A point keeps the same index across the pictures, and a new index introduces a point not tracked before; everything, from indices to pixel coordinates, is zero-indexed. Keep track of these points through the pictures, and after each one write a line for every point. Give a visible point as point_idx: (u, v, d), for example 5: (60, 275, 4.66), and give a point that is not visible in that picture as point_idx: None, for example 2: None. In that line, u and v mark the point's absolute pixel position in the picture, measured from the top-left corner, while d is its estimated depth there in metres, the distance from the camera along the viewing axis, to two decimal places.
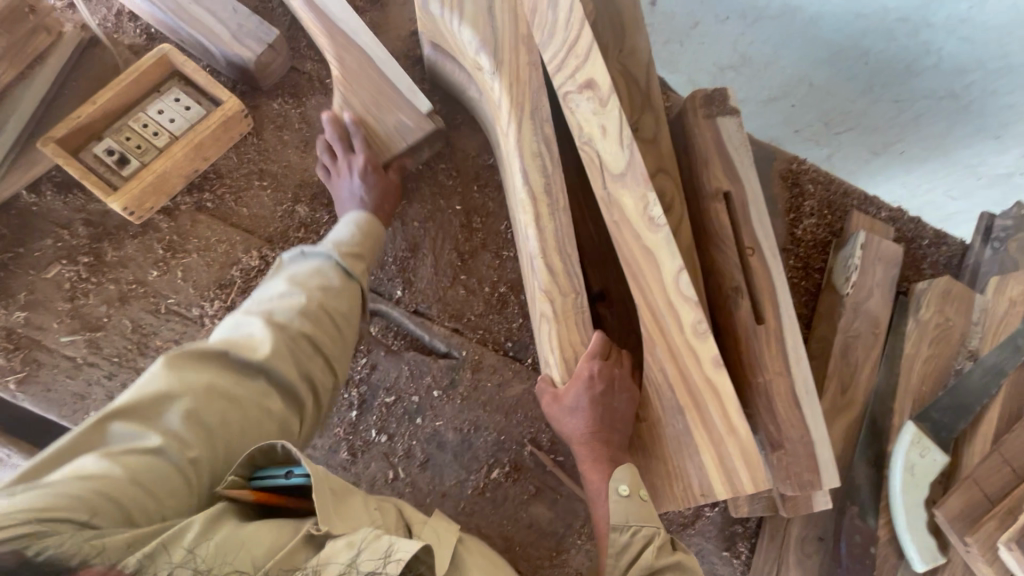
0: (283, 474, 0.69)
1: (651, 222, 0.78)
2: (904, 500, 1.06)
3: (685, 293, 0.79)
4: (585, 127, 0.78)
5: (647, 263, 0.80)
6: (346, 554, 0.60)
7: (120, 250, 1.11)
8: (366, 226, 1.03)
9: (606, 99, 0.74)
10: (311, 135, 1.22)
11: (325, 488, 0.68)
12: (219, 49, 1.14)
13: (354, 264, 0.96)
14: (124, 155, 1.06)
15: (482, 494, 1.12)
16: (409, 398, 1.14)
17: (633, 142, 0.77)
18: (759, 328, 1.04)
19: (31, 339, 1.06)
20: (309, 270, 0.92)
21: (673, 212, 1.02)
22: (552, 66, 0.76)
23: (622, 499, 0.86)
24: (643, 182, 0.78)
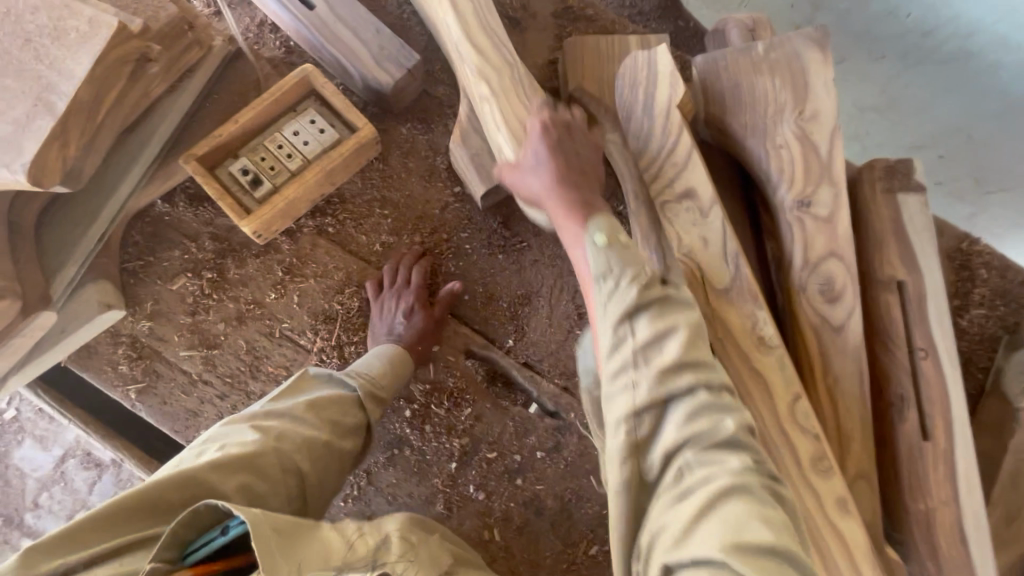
0: (219, 532, 0.73)
1: (760, 340, 0.84)
2: None
3: (803, 423, 0.81)
4: (685, 237, 0.89)
5: (760, 388, 0.83)
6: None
7: (242, 268, 1.10)
8: (397, 360, 1.03)
9: (707, 208, 0.88)
10: (436, 164, 1.17)
11: (266, 536, 0.70)
12: (358, 71, 1.10)
13: (377, 390, 0.99)
14: (258, 176, 1.04)
15: (577, 570, 1.05)
16: (511, 457, 1.08)
17: (737, 255, 0.86)
18: (927, 446, 0.90)
19: (152, 350, 1.07)
20: (327, 395, 0.96)
21: (840, 303, 0.89)
22: (651, 178, 0.94)
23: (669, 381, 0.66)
24: (751, 299, 0.85)
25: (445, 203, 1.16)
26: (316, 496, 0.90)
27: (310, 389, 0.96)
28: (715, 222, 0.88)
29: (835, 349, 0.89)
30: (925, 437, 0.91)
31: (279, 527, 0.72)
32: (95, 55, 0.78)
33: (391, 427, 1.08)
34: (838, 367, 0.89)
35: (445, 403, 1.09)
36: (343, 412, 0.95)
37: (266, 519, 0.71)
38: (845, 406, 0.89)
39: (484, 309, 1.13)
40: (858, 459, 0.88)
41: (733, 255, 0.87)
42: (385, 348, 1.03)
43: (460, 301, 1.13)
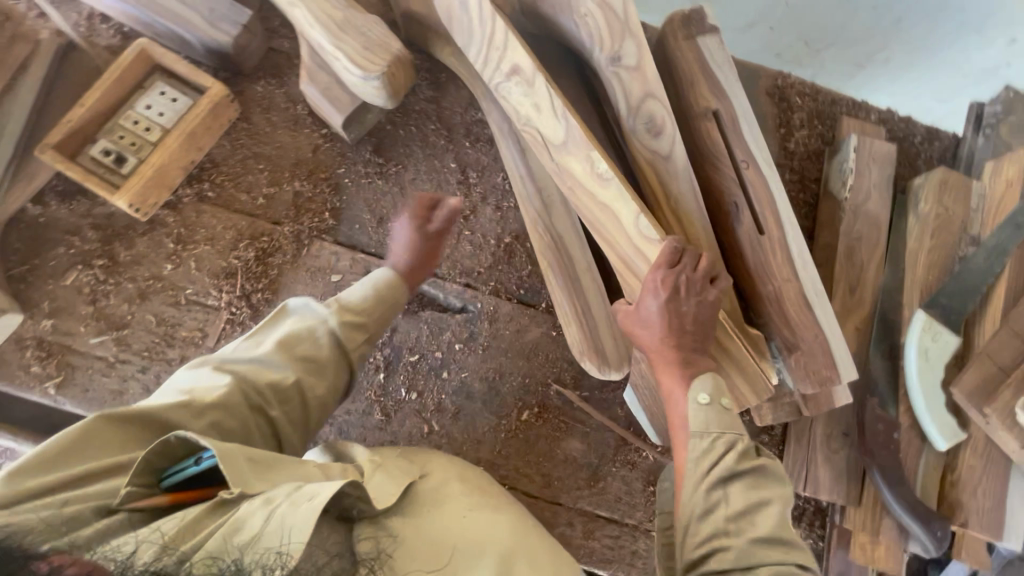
0: (192, 462, 0.70)
1: (600, 177, 0.92)
2: (922, 383, 1.07)
3: (645, 233, 0.90)
4: (522, 107, 0.98)
5: (604, 213, 0.95)
6: (262, 514, 0.63)
7: (132, 248, 1.13)
8: (385, 289, 1.00)
9: (529, 80, 0.93)
10: (298, 113, 1.23)
11: (240, 458, 0.69)
12: (194, 35, 1.14)
13: (356, 318, 0.95)
14: (121, 153, 1.08)
15: (516, 436, 1.16)
16: (432, 355, 1.17)
17: (566, 111, 0.92)
18: (762, 238, 1.06)
19: (60, 346, 1.09)
20: (300, 328, 0.91)
21: (664, 136, 1.03)
22: (481, 64, 0.99)
23: (701, 406, 0.84)
24: (582, 145, 0.91)
25: (316, 146, 1.23)
26: (287, 424, 0.85)
27: (289, 322, 0.92)
28: (540, 88, 0.93)
29: (669, 175, 1.03)
30: (760, 232, 1.07)
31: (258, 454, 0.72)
32: None
33: None
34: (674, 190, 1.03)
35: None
36: (317, 346, 0.90)
37: (241, 449, 0.70)
38: (686, 219, 1.04)
39: (377, 233, 1.21)
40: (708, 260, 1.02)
41: (562, 112, 0.93)
42: (372, 279, 1.00)
43: (354, 232, 1.21)
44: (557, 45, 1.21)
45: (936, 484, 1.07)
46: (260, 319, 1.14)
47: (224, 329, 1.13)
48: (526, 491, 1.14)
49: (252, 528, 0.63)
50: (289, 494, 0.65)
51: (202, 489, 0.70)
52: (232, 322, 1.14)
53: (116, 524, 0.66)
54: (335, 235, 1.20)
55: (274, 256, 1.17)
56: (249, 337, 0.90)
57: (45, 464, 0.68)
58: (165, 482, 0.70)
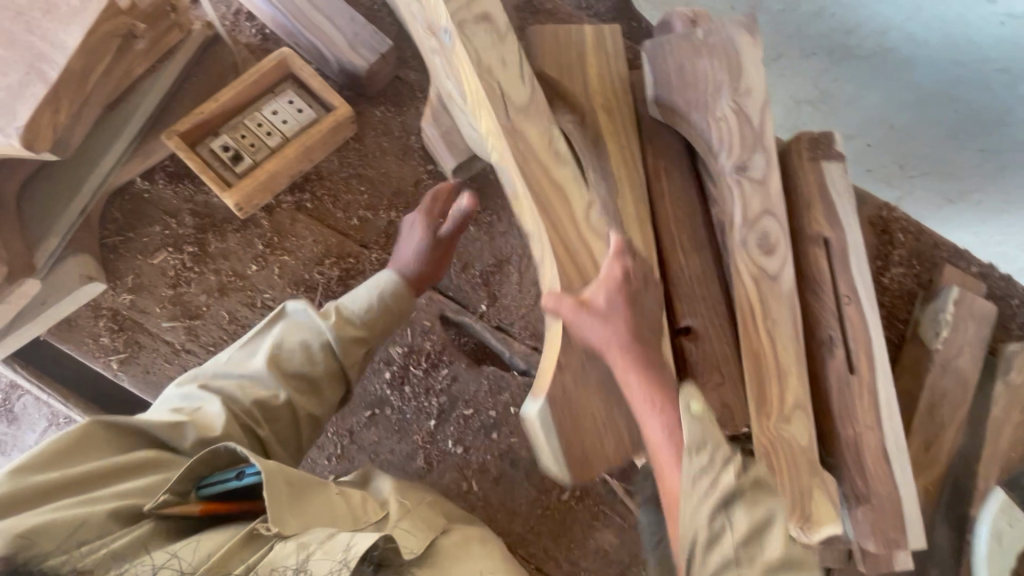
0: (233, 476, 0.78)
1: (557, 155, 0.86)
2: (988, 567, 1.05)
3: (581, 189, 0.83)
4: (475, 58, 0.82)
5: (561, 205, 0.82)
6: (296, 557, 0.71)
7: (223, 242, 1.15)
8: (390, 296, 0.99)
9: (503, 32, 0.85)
10: (409, 144, 1.24)
11: (279, 481, 0.77)
12: (335, 55, 1.17)
13: (358, 332, 0.95)
14: (239, 152, 1.09)
15: (552, 515, 1.13)
16: (486, 413, 1.15)
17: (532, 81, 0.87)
18: (852, 378, 1.03)
19: (134, 323, 1.09)
20: (294, 339, 0.91)
21: (775, 257, 1.02)
22: None
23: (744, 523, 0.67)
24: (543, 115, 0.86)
25: (418, 179, 1.23)
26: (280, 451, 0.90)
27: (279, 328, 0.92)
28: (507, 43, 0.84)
29: (773, 296, 1.01)
30: (852, 371, 1.03)
31: (293, 482, 0.79)
32: (87, 27, 0.81)
33: (371, 389, 1.13)
34: (773, 311, 1.01)
35: (423, 366, 1.15)
36: (312, 365, 0.91)
37: (282, 472, 0.78)
38: (780, 343, 1.00)
39: (458, 277, 1.20)
40: (794, 390, 0.99)
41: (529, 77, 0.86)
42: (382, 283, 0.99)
43: None
44: (677, 135, 1.21)
45: None
46: None
47: None
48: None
49: (286, 569, 0.70)
50: (323, 542, 0.72)
51: (233, 504, 0.79)
52: None
53: (148, 528, 0.73)
54: None
55: (356, 279, 1.17)
56: (241, 344, 0.93)
57: (67, 455, 0.76)
58: (200, 491, 0.78)
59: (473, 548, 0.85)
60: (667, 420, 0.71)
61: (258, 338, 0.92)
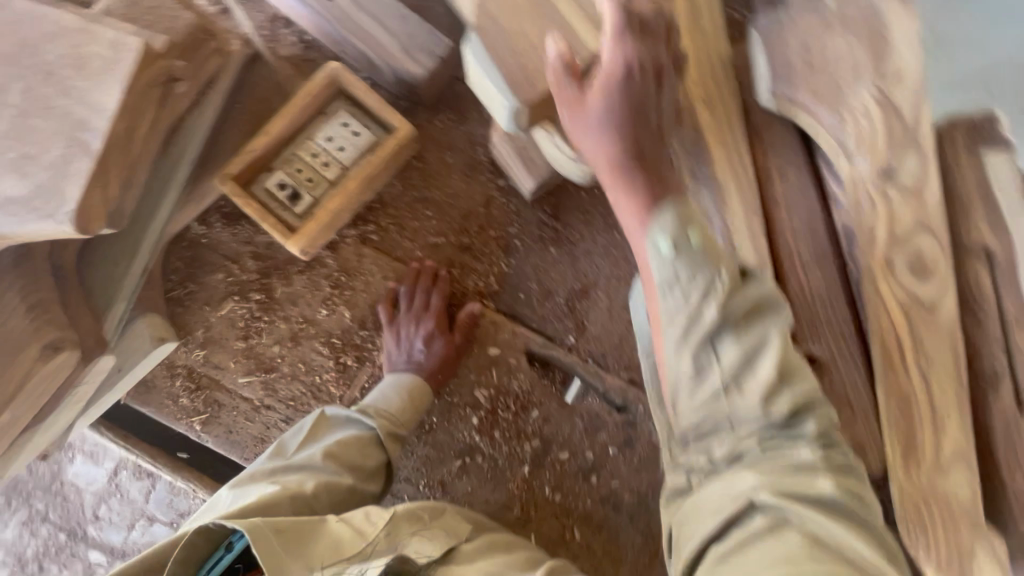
0: (226, 549, 0.77)
1: None
2: None
3: None
4: None
5: None
6: None
7: (289, 286, 1.06)
8: (412, 390, 0.99)
9: None
10: (476, 158, 1.11)
11: (266, 531, 0.74)
12: (389, 65, 1.02)
13: (395, 426, 0.96)
14: (297, 189, 0.99)
15: (661, 561, 1.05)
16: (583, 455, 1.06)
17: None
18: None
19: (210, 380, 1.04)
20: (346, 437, 0.92)
21: (931, 282, 0.86)
22: None
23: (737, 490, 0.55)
24: None
25: (489, 198, 1.10)
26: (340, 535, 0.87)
27: (328, 434, 0.93)
28: None
29: (928, 328, 0.85)
30: None
31: (283, 526, 0.76)
32: (123, 83, 0.70)
33: (460, 435, 1.05)
34: (928, 345, 0.85)
35: (513, 408, 1.06)
36: (365, 457, 0.92)
37: (268, 522, 0.75)
38: (937, 384, 0.85)
39: (542, 306, 1.09)
40: (954, 436, 0.85)
41: None
42: (402, 379, 1.00)
43: (518, 301, 1.09)
44: None
45: None
46: None
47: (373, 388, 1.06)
48: None
49: None
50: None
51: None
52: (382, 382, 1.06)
53: None
54: (499, 302, 1.09)
55: None
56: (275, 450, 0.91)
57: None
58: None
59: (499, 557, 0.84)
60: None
61: (307, 441, 0.92)
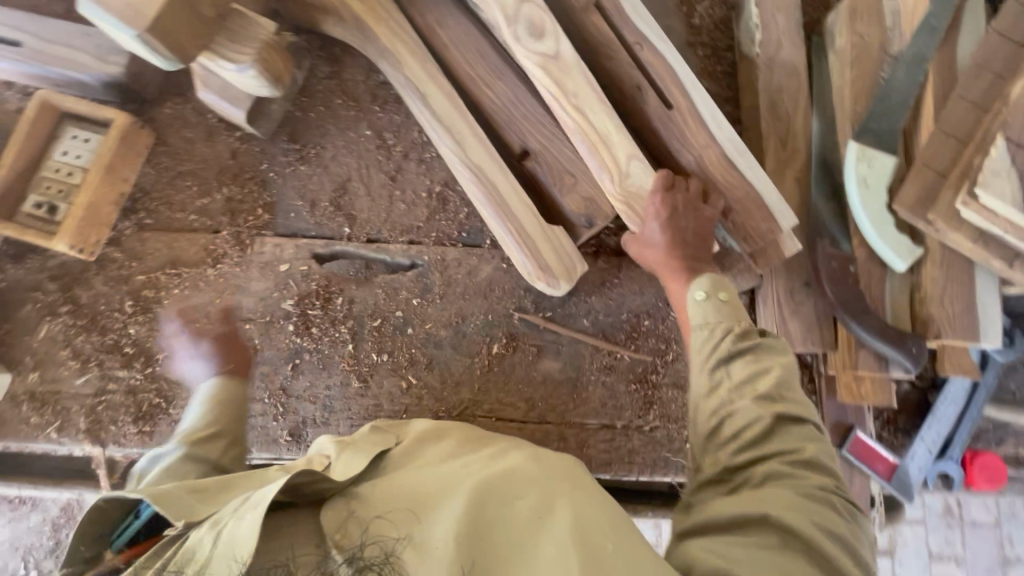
0: (133, 519, 0.78)
1: None
2: (867, 212, 1.04)
3: None
4: None
5: None
6: (209, 538, 0.65)
7: (91, 289, 1.19)
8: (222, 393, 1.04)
9: None
10: (210, 123, 1.26)
11: (181, 494, 0.74)
12: (92, 76, 1.18)
13: (201, 433, 0.96)
14: (52, 202, 1.13)
15: (492, 370, 1.19)
16: (394, 315, 1.21)
17: None
18: (672, 113, 1.06)
19: (52, 393, 1.15)
20: (198, 421, 0.99)
21: (548, 39, 1.03)
22: None
23: (700, 301, 0.92)
24: None
25: (234, 150, 1.26)
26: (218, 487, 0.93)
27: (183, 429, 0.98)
28: None
29: (562, 72, 1.03)
30: (669, 107, 1.06)
31: (198, 488, 0.76)
32: None
33: (283, 345, 1.19)
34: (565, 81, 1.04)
35: (319, 304, 1.20)
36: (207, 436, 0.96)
37: (178, 486, 0.75)
38: (587, 109, 1.04)
39: (312, 215, 1.24)
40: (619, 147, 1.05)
41: None
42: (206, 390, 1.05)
43: (291, 220, 1.24)
44: None
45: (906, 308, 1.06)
46: None
47: (195, 339, 1.18)
48: (514, 418, 1.17)
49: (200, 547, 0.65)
50: (235, 513, 0.66)
51: (147, 539, 0.77)
52: (202, 332, 1.19)
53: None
54: (275, 227, 1.24)
55: (221, 262, 1.21)
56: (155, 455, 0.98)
57: None
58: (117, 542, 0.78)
59: (435, 443, 0.80)
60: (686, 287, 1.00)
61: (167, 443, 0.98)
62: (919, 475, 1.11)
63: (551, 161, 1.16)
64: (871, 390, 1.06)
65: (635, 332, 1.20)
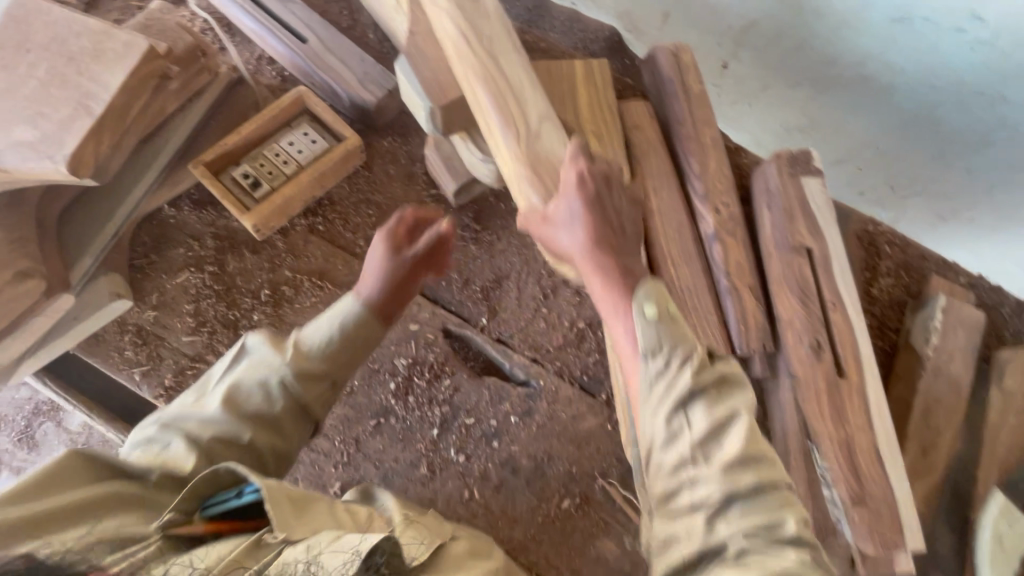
0: (232, 496, 0.75)
1: None
2: (992, 571, 1.04)
3: None
4: None
5: None
6: (304, 556, 0.68)
7: (241, 261, 1.23)
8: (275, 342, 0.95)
9: None
10: (414, 171, 1.34)
11: (281, 498, 0.74)
12: (347, 93, 1.29)
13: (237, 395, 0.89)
14: (258, 179, 1.19)
15: (552, 523, 1.14)
16: (487, 422, 1.19)
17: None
18: (841, 381, 1.07)
19: (156, 337, 1.17)
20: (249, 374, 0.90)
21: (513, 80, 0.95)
22: None
23: (705, 425, 0.71)
24: None
25: (422, 203, 1.32)
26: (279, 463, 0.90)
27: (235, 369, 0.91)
28: None
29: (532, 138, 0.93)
30: (840, 374, 1.08)
31: (298, 497, 0.77)
32: (128, 69, 0.94)
33: (377, 398, 1.18)
34: (546, 148, 0.93)
35: (426, 377, 1.20)
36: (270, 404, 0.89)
37: (281, 487, 0.76)
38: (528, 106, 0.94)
39: (460, 292, 1.27)
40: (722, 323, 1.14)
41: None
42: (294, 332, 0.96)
43: (439, 287, 1.27)
44: (666, 155, 1.30)
45: None
46: None
47: None
48: None
49: (297, 567, 0.67)
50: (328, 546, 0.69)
51: (241, 521, 0.75)
52: None
53: (157, 545, 0.70)
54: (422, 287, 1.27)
55: None
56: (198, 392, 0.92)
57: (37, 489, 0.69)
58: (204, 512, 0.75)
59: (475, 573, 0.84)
60: (630, 320, 0.81)
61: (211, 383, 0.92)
62: None
63: None
64: None
65: None
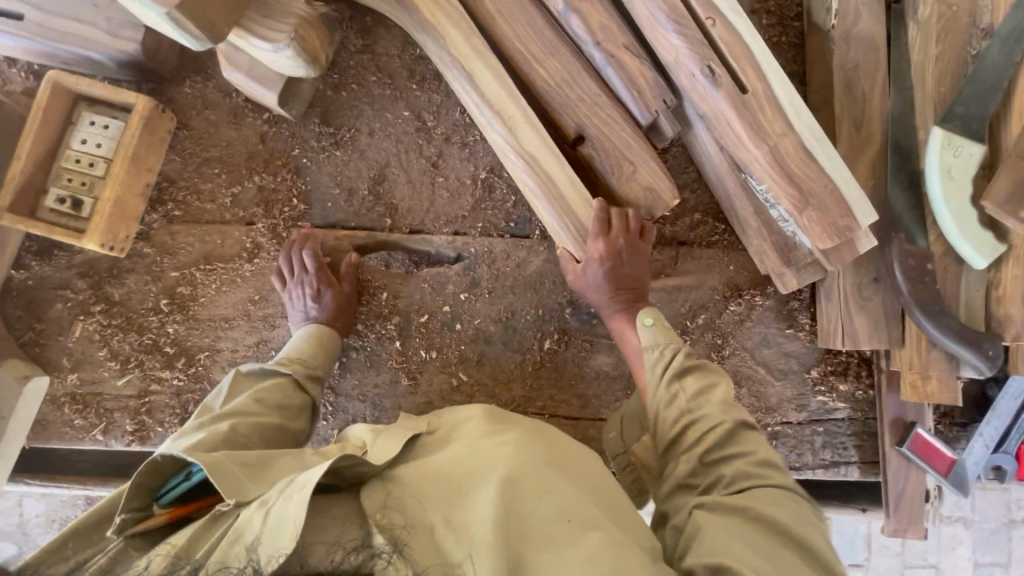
0: (186, 477, 0.79)
1: None
2: (947, 206, 0.98)
3: None
4: None
5: None
6: (258, 515, 0.68)
7: (123, 286, 1.13)
8: (325, 343, 1.08)
9: None
10: (236, 104, 1.17)
11: (230, 465, 0.76)
12: (106, 54, 1.07)
13: (307, 366, 1.03)
14: (75, 196, 1.05)
15: (544, 367, 1.15)
16: (441, 310, 1.16)
17: None
18: (747, 96, 0.98)
19: (92, 395, 1.12)
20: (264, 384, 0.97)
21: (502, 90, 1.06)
22: None
23: (649, 327, 1.01)
24: None
25: (263, 134, 1.17)
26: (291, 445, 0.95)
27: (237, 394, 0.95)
28: None
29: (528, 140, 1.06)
30: (743, 91, 0.98)
31: (247, 461, 0.79)
32: None
33: None
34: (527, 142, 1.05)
35: (362, 299, 1.16)
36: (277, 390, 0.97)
37: (231, 458, 0.78)
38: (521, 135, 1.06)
39: (351, 204, 1.17)
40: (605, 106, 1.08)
41: None
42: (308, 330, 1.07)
43: (328, 210, 1.17)
44: None
45: (981, 305, 1.01)
46: (269, 321, 1.15)
47: (236, 337, 1.14)
48: (568, 415, 1.15)
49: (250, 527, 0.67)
50: (280, 494, 0.69)
51: (200, 500, 0.78)
52: (242, 329, 1.14)
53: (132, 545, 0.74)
54: (311, 218, 1.17)
55: (257, 257, 1.15)
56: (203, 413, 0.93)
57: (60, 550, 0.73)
58: (162, 500, 0.78)
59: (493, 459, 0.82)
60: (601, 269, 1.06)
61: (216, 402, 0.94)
62: (973, 468, 1.11)
63: (610, 147, 1.09)
64: (936, 389, 1.03)
65: (690, 325, 1.17)
